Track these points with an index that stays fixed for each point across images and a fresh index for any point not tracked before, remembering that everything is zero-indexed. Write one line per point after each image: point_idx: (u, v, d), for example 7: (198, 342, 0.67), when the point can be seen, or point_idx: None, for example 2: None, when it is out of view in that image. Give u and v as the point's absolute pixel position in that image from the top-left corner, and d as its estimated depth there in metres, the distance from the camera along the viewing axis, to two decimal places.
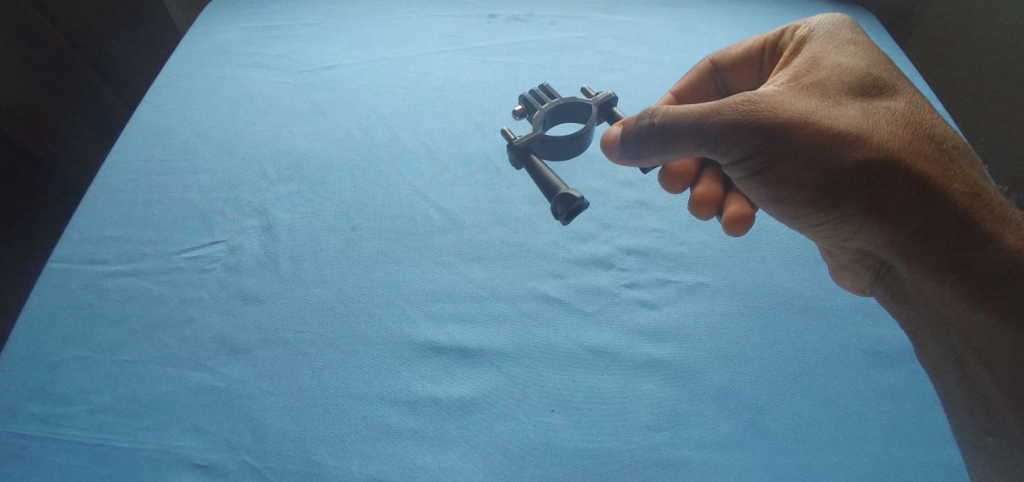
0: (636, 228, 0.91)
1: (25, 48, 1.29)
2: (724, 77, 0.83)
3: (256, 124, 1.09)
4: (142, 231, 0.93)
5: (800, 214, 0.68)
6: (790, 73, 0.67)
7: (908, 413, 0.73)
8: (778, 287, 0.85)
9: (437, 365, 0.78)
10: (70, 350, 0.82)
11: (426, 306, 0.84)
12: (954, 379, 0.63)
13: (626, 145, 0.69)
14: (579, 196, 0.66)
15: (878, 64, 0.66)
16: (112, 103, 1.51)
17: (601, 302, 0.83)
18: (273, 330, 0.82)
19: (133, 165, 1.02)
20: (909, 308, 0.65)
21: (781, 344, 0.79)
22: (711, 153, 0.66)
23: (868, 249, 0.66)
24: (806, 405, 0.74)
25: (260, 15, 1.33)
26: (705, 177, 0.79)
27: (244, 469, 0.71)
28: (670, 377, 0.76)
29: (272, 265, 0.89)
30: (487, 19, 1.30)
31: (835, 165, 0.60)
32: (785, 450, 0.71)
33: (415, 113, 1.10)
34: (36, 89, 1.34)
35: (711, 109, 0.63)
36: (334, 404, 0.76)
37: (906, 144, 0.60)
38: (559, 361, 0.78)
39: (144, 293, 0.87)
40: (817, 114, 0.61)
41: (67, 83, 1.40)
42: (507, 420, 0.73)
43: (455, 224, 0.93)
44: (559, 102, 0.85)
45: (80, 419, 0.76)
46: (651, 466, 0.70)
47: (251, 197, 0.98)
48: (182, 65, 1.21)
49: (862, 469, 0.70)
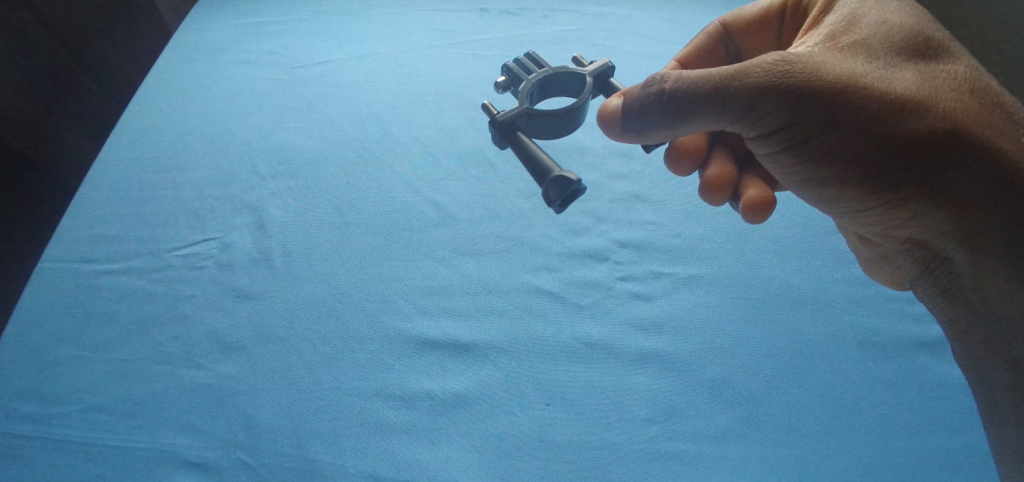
0: (630, 221, 0.82)
1: (19, 51, 1.05)
2: (738, 40, 0.75)
3: (246, 120, 1.00)
4: (133, 227, 0.85)
5: (842, 197, 0.59)
6: (824, 33, 0.59)
7: (958, 400, 0.65)
8: (800, 281, 0.76)
9: (430, 359, 0.70)
10: (62, 348, 0.73)
11: (421, 302, 0.75)
12: (1004, 388, 0.56)
13: (630, 117, 0.60)
14: (575, 178, 0.57)
15: (926, 22, 0.58)
16: (111, 107, 1.26)
17: (597, 296, 0.75)
18: (267, 327, 0.74)
19: (123, 163, 0.93)
20: (960, 304, 0.58)
21: (813, 337, 0.71)
22: (737, 125, 0.58)
23: (923, 236, 0.58)
24: (842, 401, 0.66)
25: (244, 11, 1.23)
26: (715, 156, 0.70)
27: (238, 467, 0.63)
28: (667, 369, 0.68)
29: (264, 262, 0.80)
30: (479, 13, 1.21)
31: (890, 137, 0.52)
32: (834, 451, 0.63)
33: (408, 108, 1.01)
34: (32, 98, 1.09)
35: (739, 71, 0.54)
36: (320, 400, 0.67)
37: (972, 114, 0.52)
38: (552, 354, 0.70)
39: (136, 292, 0.78)
40: (863, 76, 0.53)
41: (65, 88, 1.15)
42: (501, 414, 0.65)
43: (449, 218, 0.84)
44: (547, 72, 0.76)
45: (73, 419, 0.68)
46: (650, 460, 0.62)
47: (242, 194, 0.89)
48: (170, 61, 1.12)
49: (912, 464, 0.62)
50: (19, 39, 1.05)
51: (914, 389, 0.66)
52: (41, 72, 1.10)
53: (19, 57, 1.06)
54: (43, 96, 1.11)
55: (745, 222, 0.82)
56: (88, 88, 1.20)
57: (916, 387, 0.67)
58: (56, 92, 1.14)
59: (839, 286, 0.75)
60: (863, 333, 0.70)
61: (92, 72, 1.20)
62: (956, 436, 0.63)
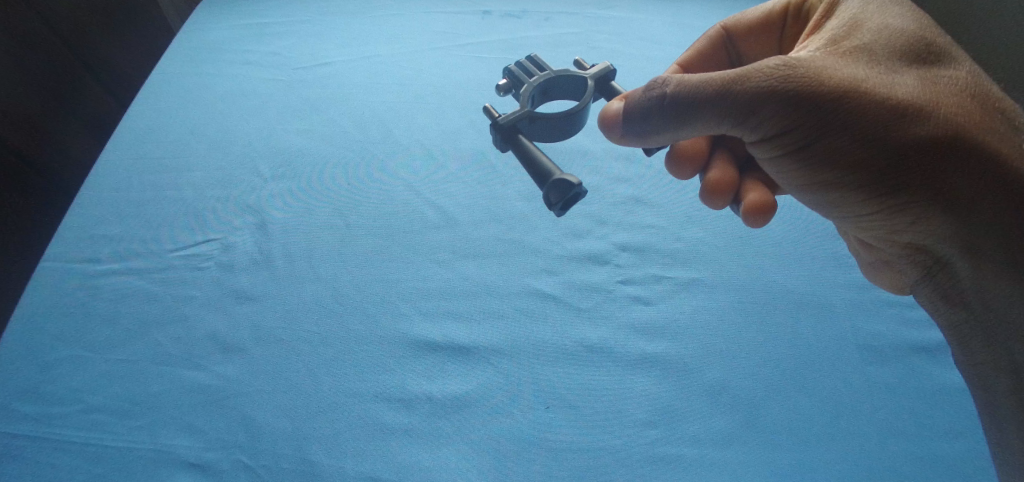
0: (631, 224, 0.82)
1: (20, 50, 1.05)
2: (740, 45, 0.75)
3: (248, 121, 1.00)
4: (135, 228, 0.85)
5: (844, 202, 0.59)
6: (826, 38, 0.59)
7: (959, 405, 0.65)
8: (801, 285, 0.76)
9: (430, 361, 0.70)
10: (63, 348, 0.74)
11: (421, 304, 0.75)
12: (1005, 392, 0.56)
13: (631, 121, 0.60)
14: (575, 182, 0.57)
15: (928, 28, 0.58)
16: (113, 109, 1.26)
17: (597, 298, 0.75)
18: (267, 328, 0.74)
19: (125, 163, 0.93)
20: (961, 309, 0.58)
21: (813, 341, 0.71)
22: (739, 129, 0.58)
23: (925, 242, 0.58)
24: (842, 405, 0.66)
25: (247, 13, 1.23)
26: (716, 159, 0.70)
27: (238, 468, 0.63)
28: (666, 373, 0.68)
29: (264, 263, 0.80)
30: (481, 15, 1.21)
31: (892, 142, 0.52)
32: (834, 455, 0.63)
33: (409, 109, 1.01)
34: (33, 98, 1.09)
35: (740, 75, 0.54)
36: (321, 401, 0.67)
37: (974, 120, 0.52)
38: (552, 357, 0.70)
39: (137, 292, 0.78)
40: (865, 81, 0.53)
41: (67, 88, 1.15)
42: (501, 417, 0.65)
43: (450, 221, 0.84)
44: (548, 75, 0.76)
45: (73, 419, 0.68)
46: (649, 463, 0.62)
47: (243, 195, 0.89)
48: (172, 62, 1.12)
49: (913, 469, 0.62)
50: (21, 39, 1.05)
51: (915, 394, 0.66)
52: (42, 71, 1.10)
53: (21, 56, 1.06)
54: (44, 97, 1.11)
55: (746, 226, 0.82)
56: (90, 88, 1.20)
57: (916, 392, 0.66)
58: (58, 92, 1.14)
59: (839, 291, 0.75)
60: (863, 339, 0.70)
61: (94, 72, 1.20)
62: (957, 442, 0.63)
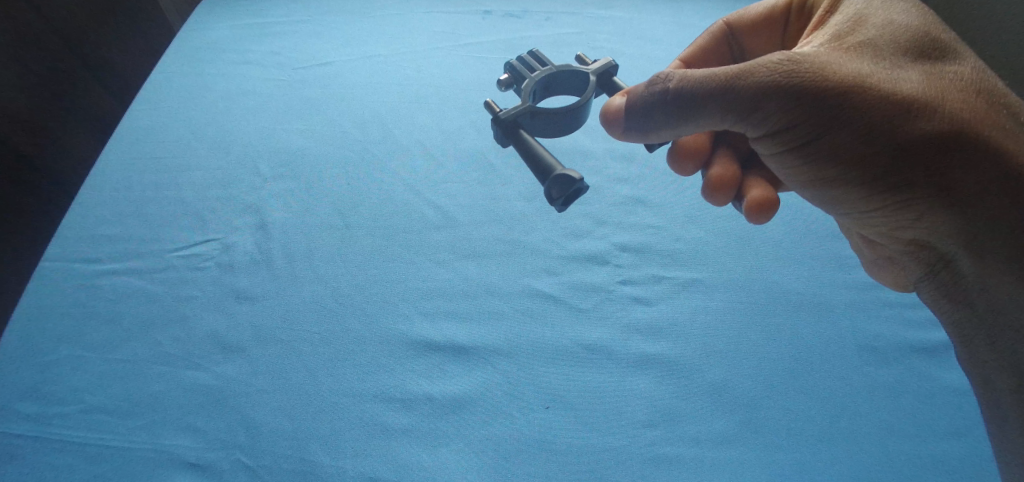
0: (631, 224, 0.82)
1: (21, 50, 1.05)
2: (742, 41, 0.75)
3: (248, 121, 1.00)
4: (135, 227, 0.84)
5: (847, 198, 0.59)
6: (830, 34, 0.59)
7: (962, 405, 0.65)
8: (802, 286, 0.75)
9: (430, 361, 0.69)
10: (62, 348, 0.73)
11: (421, 304, 0.75)
12: (1008, 389, 0.56)
13: (633, 116, 0.60)
14: (576, 178, 0.56)
15: (932, 23, 0.58)
16: (113, 109, 1.26)
17: (597, 298, 0.74)
18: (266, 328, 0.74)
19: (125, 163, 0.93)
20: (964, 305, 0.57)
21: (815, 342, 0.70)
22: (742, 125, 0.57)
23: (929, 239, 0.57)
24: (846, 406, 0.65)
25: (247, 13, 1.23)
26: (717, 157, 0.70)
27: (238, 468, 0.63)
28: (664, 374, 0.68)
29: (264, 263, 0.80)
30: (482, 15, 1.21)
31: (896, 138, 0.51)
32: (836, 456, 0.62)
33: (410, 109, 1.01)
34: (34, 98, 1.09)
35: (744, 70, 0.54)
36: (320, 402, 0.67)
37: (978, 116, 0.52)
38: (553, 357, 0.70)
39: (136, 292, 0.78)
40: (870, 76, 0.52)
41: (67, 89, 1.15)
42: (502, 417, 0.65)
43: (450, 221, 0.84)
44: (550, 69, 0.76)
45: (72, 419, 0.68)
46: (650, 463, 0.62)
47: (243, 195, 0.89)
48: (172, 62, 1.12)
49: (918, 469, 0.62)
50: (23, 38, 1.05)
51: (918, 395, 0.66)
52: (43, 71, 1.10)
53: (22, 55, 1.05)
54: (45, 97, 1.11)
55: (747, 226, 0.82)
56: (91, 88, 1.20)
57: (919, 392, 0.66)
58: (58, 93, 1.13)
59: (840, 291, 0.74)
60: (865, 339, 0.70)
61: (94, 73, 1.20)
62: (961, 442, 0.63)
